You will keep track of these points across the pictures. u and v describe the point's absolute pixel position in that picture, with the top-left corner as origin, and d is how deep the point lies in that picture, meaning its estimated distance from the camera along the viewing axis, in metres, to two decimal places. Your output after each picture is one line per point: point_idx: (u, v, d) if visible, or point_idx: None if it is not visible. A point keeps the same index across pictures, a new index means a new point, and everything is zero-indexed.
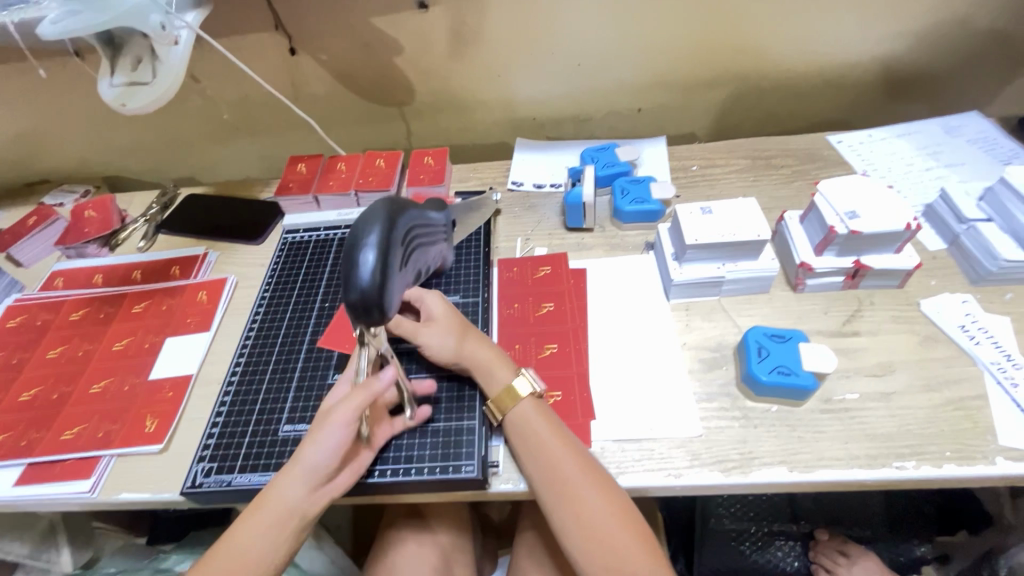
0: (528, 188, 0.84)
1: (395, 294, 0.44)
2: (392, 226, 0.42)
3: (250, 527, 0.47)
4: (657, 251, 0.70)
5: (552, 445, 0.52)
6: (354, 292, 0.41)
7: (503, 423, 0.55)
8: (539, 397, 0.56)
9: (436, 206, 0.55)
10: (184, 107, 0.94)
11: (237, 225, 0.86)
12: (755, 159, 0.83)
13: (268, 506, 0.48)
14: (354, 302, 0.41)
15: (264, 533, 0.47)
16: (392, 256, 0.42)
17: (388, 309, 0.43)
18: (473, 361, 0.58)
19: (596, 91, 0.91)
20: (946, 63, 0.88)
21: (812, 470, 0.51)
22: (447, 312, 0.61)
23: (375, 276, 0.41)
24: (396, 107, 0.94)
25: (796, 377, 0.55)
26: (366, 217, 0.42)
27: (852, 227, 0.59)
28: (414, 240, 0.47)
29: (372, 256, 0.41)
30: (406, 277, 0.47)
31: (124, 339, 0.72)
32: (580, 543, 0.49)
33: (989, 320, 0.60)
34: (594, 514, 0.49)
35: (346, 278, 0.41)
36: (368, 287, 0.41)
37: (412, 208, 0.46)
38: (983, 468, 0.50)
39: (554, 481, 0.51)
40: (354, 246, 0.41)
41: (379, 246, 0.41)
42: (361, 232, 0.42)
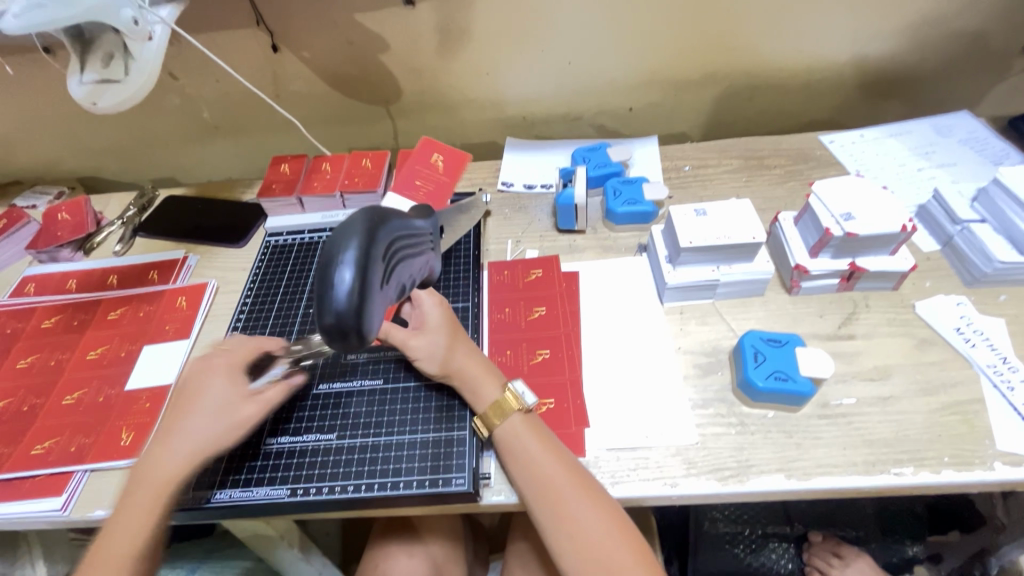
0: (518, 189, 0.82)
1: (376, 313, 0.41)
2: (370, 243, 0.39)
3: (127, 516, 0.48)
4: (651, 253, 0.69)
5: (543, 459, 0.51)
6: (329, 314, 0.38)
7: (493, 437, 0.53)
8: (529, 412, 0.54)
9: (423, 212, 0.52)
10: (162, 106, 0.91)
11: (218, 228, 0.83)
12: (748, 159, 0.82)
13: (139, 488, 0.49)
14: (328, 324, 0.38)
15: (140, 517, 0.48)
16: (371, 274, 0.39)
17: (368, 331, 0.40)
18: (462, 375, 0.55)
19: (587, 91, 0.89)
20: (936, 63, 0.88)
21: (809, 477, 0.50)
22: (437, 317, 0.58)
23: (351, 298, 0.38)
24: (382, 105, 0.91)
25: (793, 383, 0.54)
26: (343, 232, 0.39)
27: (848, 229, 0.58)
28: (397, 254, 0.44)
29: (348, 275, 0.38)
30: (389, 294, 0.44)
31: (99, 347, 0.69)
32: (574, 558, 0.48)
33: (984, 323, 0.59)
34: (589, 529, 0.48)
35: (320, 299, 0.38)
36: (343, 309, 0.38)
37: (394, 219, 0.43)
38: (981, 473, 0.49)
39: (547, 497, 0.49)
40: (329, 264, 0.38)
41: (357, 265, 0.38)
42: (337, 249, 0.39)
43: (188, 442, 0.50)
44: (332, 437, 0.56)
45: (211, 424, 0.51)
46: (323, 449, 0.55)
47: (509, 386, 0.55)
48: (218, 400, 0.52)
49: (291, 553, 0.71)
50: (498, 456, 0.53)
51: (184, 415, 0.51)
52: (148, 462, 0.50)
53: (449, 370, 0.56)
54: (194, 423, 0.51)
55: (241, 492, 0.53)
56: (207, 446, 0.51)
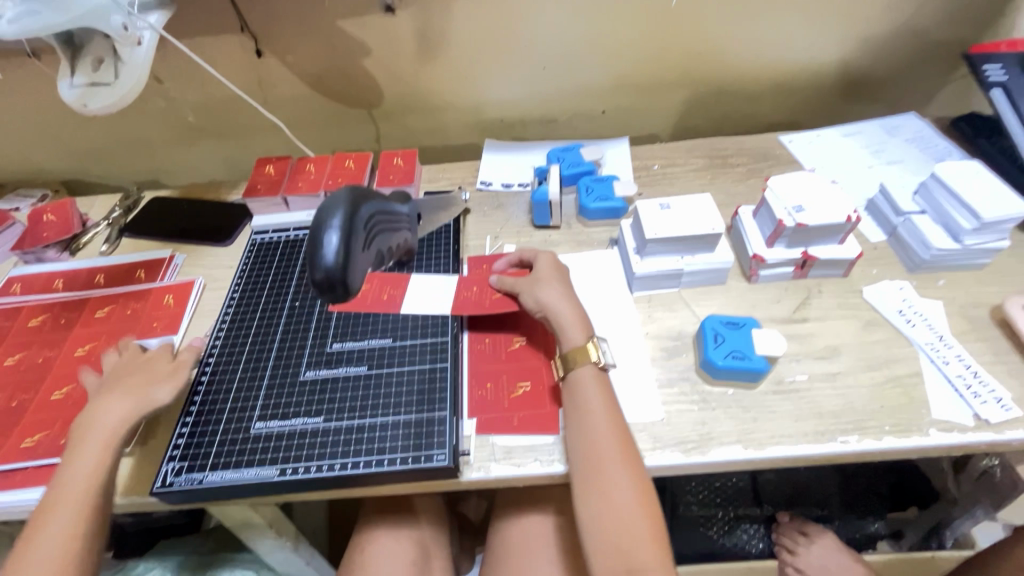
0: (496, 187, 0.86)
1: (360, 274, 0.46)
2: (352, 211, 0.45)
3: (54, 520, 0.51)
4: (621, 246, 0.73)
5: (602, 424, 0.53)
6: (319, 271, 0.44)
7: (564, 380, 0.58)
8: (601, 368, 0.57)
9: (402, 199, 0.58)
10: (147, 110, 0.93)
11: (204, 228, 0.85)
12: (712, 158, 0.87)
13: (60, 497, 0.52)
14: (320, 282, 0.44)
15: (69, 515, 0.51)
16: (355, 238, 0.46)
17: (353, 289, 0.46)
18: (553, 313, 0.61)
19: (561, 94, 0.94)
20: (886, 67, 0.94)
21: (764, 447, 0.55)
22: (546, 270, 0.65)
23: (339, 258, 0.44)
24: (364, 108, 0.95)
25: (749, 361, 0.58)
26: (330, 206, 0.46)
27: (799, 220, 0.63)
28: (377, 226, 0.50)
29: (335, 238, 0.44)
30: (368, 258, 0.49)
31: (86, 344, 0.70)
32: (595, 512, 0.51)
33: (924, 305, 0.64)
34: (621, 496, 0.50)
35: (310, 259, 0.44)
36: (331, 266, 0.43)
37: (373, 197, 0.49)
38: (918, 439, 0.54)
39: (592, 457, 0.52)
40: (317, 231, 0.44)
41: (343, 230, 0.44)
42: (324, 219, 0.45)
43: (95, 442, 0.55)
44: (320, 420, 0.59)
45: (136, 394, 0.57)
46: (312, 431, 0.58)
47: (592, 338, 0.59)
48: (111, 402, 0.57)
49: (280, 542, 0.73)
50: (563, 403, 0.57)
51: (124, 392, 0.58)
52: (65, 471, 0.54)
53: (545, 311, 0.61)
54: (100, 425, 0.56)
55: (231, 473, 0.55)
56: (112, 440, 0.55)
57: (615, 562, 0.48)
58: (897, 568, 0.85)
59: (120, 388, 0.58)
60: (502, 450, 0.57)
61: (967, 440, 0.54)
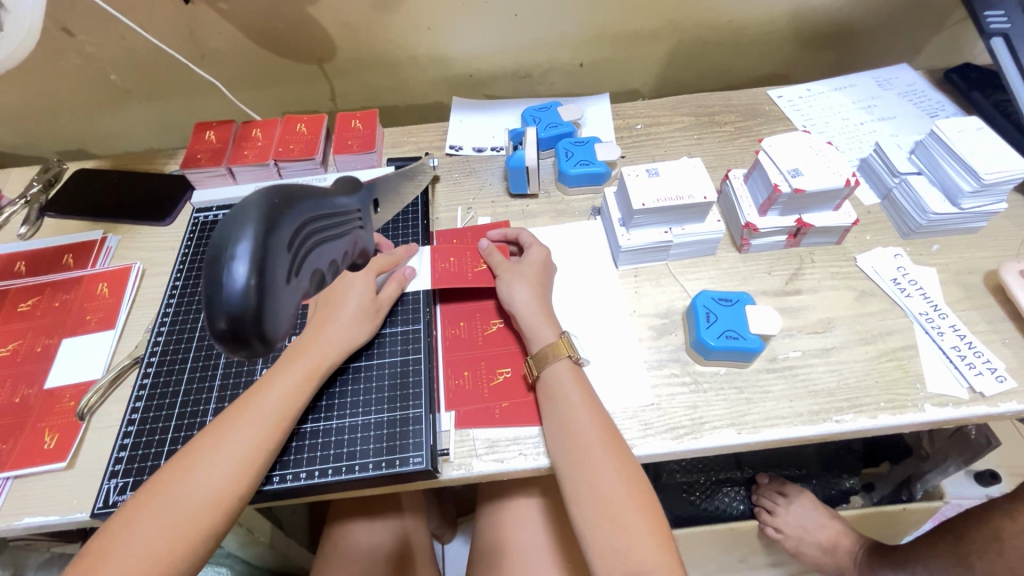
0: (467, 152, 0.79)
1: (286, 312, 0.38)
2: (268, 232, 0.36)
3: (120, 556, 0.42)
4: (605, 217, 0.68)
5: (580, 413, 0.50)
6: (222, 315, 0.35)
7: (538, 379, 0.54)
8: (577, 362, 0.54)
9: (353, 184, 0.49)
10: (59, 68, 0.80)
11: (139, 204, 0.76)
12: (699, 116, 0.81)
13: (146, 528, 0.43)
14: (224, 331, 0.35)
15: (158, 545, 0.43)
16: (272, 266, 0.36)
17: (271, 334, 0.37)
18: (522, 308, 0.57)
19: (536, 46, 0.85)
20: (880, 14, 0.88)
21: (759, 430, 0.52)
22: (532, 265, 0.61)
23: (247, 297, 0.35)
24: (315, 64, 0.84)
25: (743, 340, 0.55)
26: (236, 219, 0.36)
27: (795, 186, 0.58)
28: (308, 238, 0.40)
29: (243, 270, 0.35)
30: (302, 285, 0.40)
31: (10, 343, 0.62)
32: (589, 512, 0.47)
33: (918, 273, 0.62)
34: (609, 488, 0.47)
35: (211, 300, 0.34)
36: (238, 309, 0.35)
37: (304, 200, 0.40)
38: (913, 415, 0.52)
39: (574, 450, 0.49)
40: (219, 258, 0.35)
41: (252, 257, 0.35)
42: (229, 241, 0.35)
43: (231, 460, 0.46)
44: (315, 422, 0.54)
45: (251, 425, 0.48)
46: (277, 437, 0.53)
47: (561, 334, 0.55)
48: (280, 404, 0.50)
49: (238, 529, 0.71)
50: (539, 406, 0.53)
51: (237, 422, 0.48)
52: (153, 489, 0.45)
53: (510, 310, 0.58)
54: (246, 433, 0.48)
55: None
56: (254, 459, 0.47)
57: (615, 565, 0.45)
58: (870, 522, 0.86)
59: (247, 402, 0.49)
60: (484, 445, 0.53)
61: (962, 414, 0.52)
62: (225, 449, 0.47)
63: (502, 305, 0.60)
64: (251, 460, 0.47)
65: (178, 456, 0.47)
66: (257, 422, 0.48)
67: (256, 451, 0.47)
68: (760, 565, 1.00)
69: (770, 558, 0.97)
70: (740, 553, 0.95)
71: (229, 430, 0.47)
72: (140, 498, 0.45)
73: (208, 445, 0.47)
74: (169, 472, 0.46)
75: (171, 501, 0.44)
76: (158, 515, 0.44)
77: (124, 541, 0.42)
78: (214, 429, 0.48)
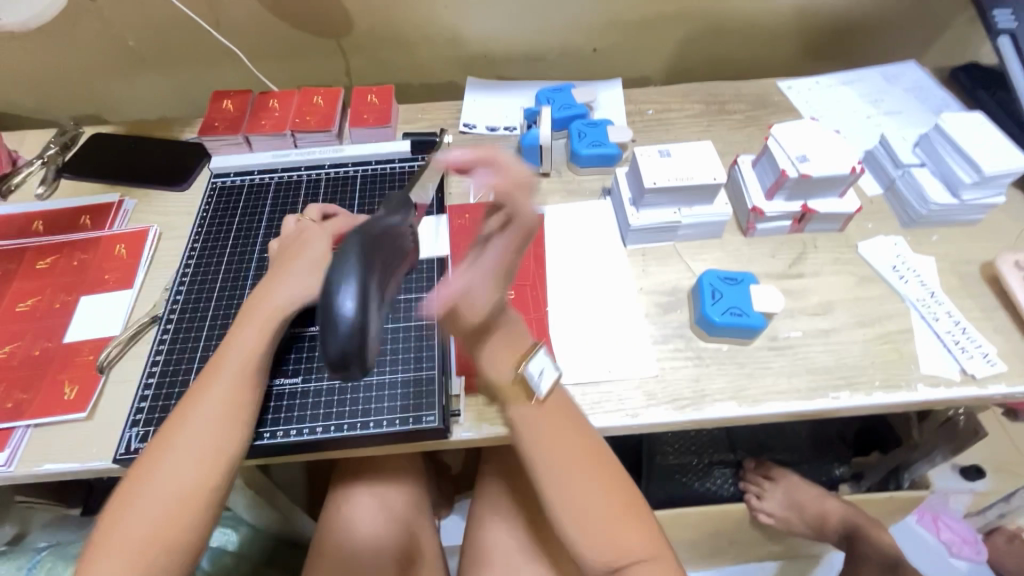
0: (480, 131, 0.80)
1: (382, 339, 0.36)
2: (370, 267, 0.34)
3: (146, 506, 0.44)
4: (615, 197, 0.69)
5: (537, 429, 0.50)
6: (331, 348, 0.32)
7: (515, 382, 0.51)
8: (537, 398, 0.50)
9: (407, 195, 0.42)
10: (79, 31, 0.81)
11: (156, 170, 0.77)
12: (709, 104, 0.82)
13: (170, 481, 0.45)
14: (333, 359, 0.32)
15: (184, 495, 0.45)
16: (373, 299, 0.34)
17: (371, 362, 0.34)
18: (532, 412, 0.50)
19: (551, 29, 0.86)
20: (890, 11, 0.90)
21: (757, 403, 0.54)
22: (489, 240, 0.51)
23: (355, 333, 0.32)
24: (332, 38, 0.85)
25: (746, 317, 0.57)
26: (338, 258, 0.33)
27: (802, 170, 0.60)
28: (399, 264, 0.39)
29: (350, 304, 0.32)
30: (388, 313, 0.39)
31: (28, 299, 0.63)
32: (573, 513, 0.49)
33: (917, 261, 0.64)
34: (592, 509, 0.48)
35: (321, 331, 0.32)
36: (347, 343, 0.32)
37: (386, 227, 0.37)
38: (906, 394, 0.55)
39: (541, 462, 0.49)
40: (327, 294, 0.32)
41: (359, 293, 0.32)
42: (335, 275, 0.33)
43: (247, 415, 0.48)
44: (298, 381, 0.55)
45: (237, 384, 0.49)
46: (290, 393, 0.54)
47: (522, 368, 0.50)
48: None
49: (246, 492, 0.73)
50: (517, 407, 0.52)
51: (243, 382, 0.49)
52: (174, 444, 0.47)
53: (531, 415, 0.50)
54: (258, 388, 0.49)
55: None
56: None
57: (602, 554, 0.47)
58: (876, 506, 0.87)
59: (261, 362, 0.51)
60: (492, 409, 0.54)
61: (953, 394, 0.55)
62: (240, 404, 0.48)
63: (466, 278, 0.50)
64: None
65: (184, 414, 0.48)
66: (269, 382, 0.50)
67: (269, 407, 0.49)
68: (749, 547, 1.03)
69: (760, 540, 1.00)
70: (732, 534, 0.97)
71: (243, 387, 0.49)
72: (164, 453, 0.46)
73: (224, 402, 0.48)
74: (176, 428, 0.47)
75: (196, 453, 0.46)
76: (175, 468, 0.45)
77: (146, 494, 0.44)
78: (214, 388, 0.49)
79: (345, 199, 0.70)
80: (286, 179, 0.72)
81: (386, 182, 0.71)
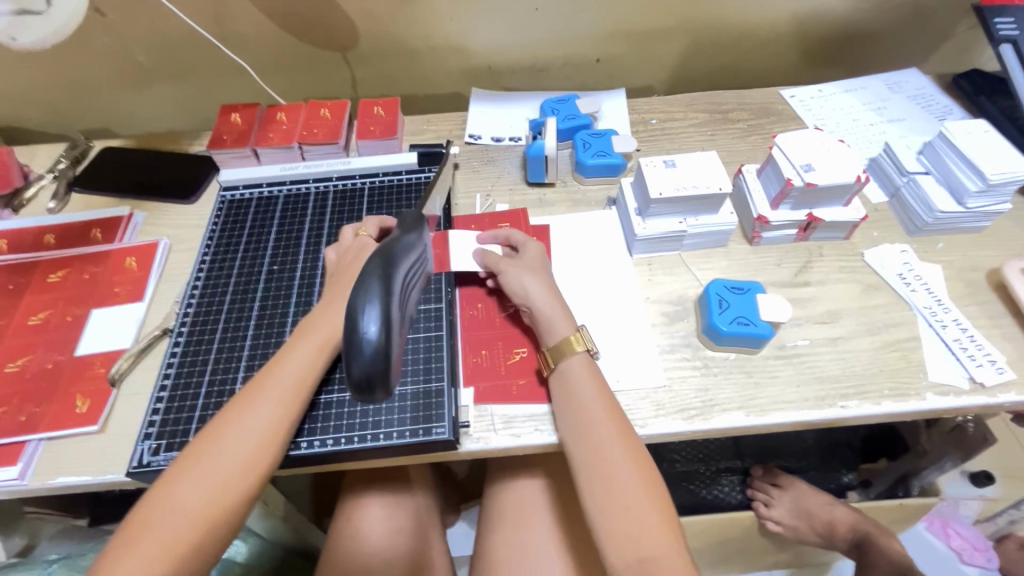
0: (486, 142, 0.81)
1: (397, 358, 0.39)
2: (390, 295, 0.37)
3: (162, 521, 0.44)
4: (620, 207, 0.70)
5: (593, 404, 0.51)
6: (358, 370, 0.36)
7: (553, 372, 0.54)
8: (592, 355, 0.55)
9: (416, 219, 0.45)
10: (90, 47, 0.82)
11: (166, 183, 0.77)
12: (713, 113, 0.83)
13: (184, 497, 0.45)
14: (357, 381, 0.36)
15: (199, 510, 0.45)
16: (393, 325, 0.37)
17: (391, 380, 0.38)
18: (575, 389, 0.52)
19: (555, 40, 0.87)
20: (891, 19, 0.90)
21: (766, 413, 0.54)
22: (529, 256, 0.62)
23: (377, 354, 0.36)
24: (338, 51, 0.86)
25: (753, 326, 0.57)
26: (360, 288, 0.37)
27: (807, 180, 0.61)
28: (409, 283, 0.42)
29: (374, 329, 0.36)
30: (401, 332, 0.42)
31: (40, 312, 0.64)
32: (603, 500, 0.48)
33: (923, 268, 0.64)
34: (627, 493, 0.47)
35: (349, 354, 0.36)
36: (372, 365, 0.36)
37: (397, 254, 0.41)
38: (915, 403, 0.54)
39: (587, 439, 0.50)
40: (351, 320, 0.36)
41: (382, 317, 0.36)
42: (358, 304, 0.37)
43: (260, 429, 0.48)
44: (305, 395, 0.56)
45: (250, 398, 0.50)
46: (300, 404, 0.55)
47: (579, 327, 0.56)
48: (299, 371, 0.52)
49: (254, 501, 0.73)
50: (551, 395, 0.54)
51: (260, 396, 0.50)
52: (189, 458, 0.47)
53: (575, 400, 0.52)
54: (270, 402, 0.50)
55: None
56: (280, 428, 0.49)
57: (626, 549, 0.46)
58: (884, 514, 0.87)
59: (273, 375, 0.51)
60: (501, 420, 0.55)
61: (962, 403, 0.55)
62: (253, 418, 0.49)
63: (508, 295, 0.60)
64: (279, 431, 0.49)
65: (206, 430, 0.49)
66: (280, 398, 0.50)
67: (281, 420, 0.49)
68: (757, 555, 1.02)
69: (769, 549, 0.99)
70: (741, 543, 0.96)
71: (255, 401, 0.50)
72: (179, 467, 0.47)
73: (237, 415, 0.49)
74: (197, 445, 0.48)
75: (211, 468, 0.46)
76: (196, 480, 0.46)
77: (163, 506, 0.45)
78: (237, 403, 0.50)
79: (352, 211, 0.70)
80: (293, 192, 0.73)
81: (393, 194, 0.72)
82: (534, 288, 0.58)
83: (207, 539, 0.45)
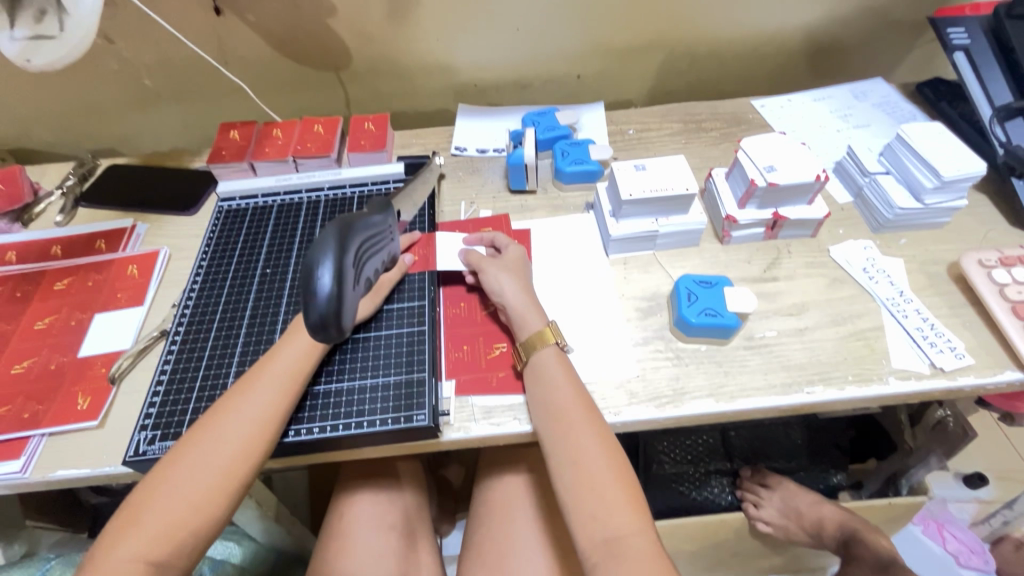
0: (471, 153, 0.85)
1: (351, 310, 0.47)
2: (344, 251, 0.45)
3: (159, 504, 0.47)
4: (597, 211, 0.73)
5: (563, 393, 0.54)
6: (313, 312, 0.44)
7: (526, 366, 0.57)
8: (562, 349, 0.57)
9: (382, 204, 0.54)
10: (100, 72, 0.88)
11: (167, 196, 0.82)
12: (687, 122, 0.87)
13: (181, 481, 0.48)
14: (313, 322, 0.44)
15: (194, 494, 0.47)
16: (346, 278, 0.45)
17: (345, 325, 0.46)
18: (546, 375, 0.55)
19: (537, 58, 0.92)
20: (856, 32, 0.95)
21: (734, 399, 0.57)
22: (511, 257, 0.65)
23: (331, 299, 0.44)
24: (332, 71, 0.91)
25: (721, 317, 0.60)
26: (319, 245, 0.45)
27: (770, 179, 0.64)
28: (365, 251, 0.50)
29: (327, 277, 0.44)
30: (359, 292, 0.51)
31: (46, 317, 0.67)
32: (573, 483, 0.50)
33: (886, 262, 0.67)
34: (596, 475, 0.49)
35: (305, 297, 0.44)
36: (325, 307, 0.44)
37: (359, 225, 0.49)
38: (878, 387, 0.57)
39: (558, 426, 0.52)
40: (309, 270, 0.44)
41: (335, 268, 0.44)
42: (316, 257, 0.44)
43: (253, 418, 0.51)
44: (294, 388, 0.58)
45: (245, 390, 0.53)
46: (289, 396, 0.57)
47: (549, 322, 0.59)
48: (290, 364, 0.55)
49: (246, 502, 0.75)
50: (525, 386, 0.57)
51: (252, 388, 0.53)
52: (186, 445, 0.50)
53: (544, 389, 0.54)
54: (263, 393, 0.52)
55: None
56: (272, 418, 0.52)
57: (594, 531, 0.48)
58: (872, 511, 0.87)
59: (266, 369, 0.54)
60: (481, 410, 0.57)
61: (924, 387, 0.57)
62: (247, 407, 0.51)
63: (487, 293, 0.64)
64: (271, 420, 0.52)
65: (202, 419, 0.52)
66: (272, 389, 0.53)
67: (273, 410, 0.52)
68: (750, 558, 1.02)
69: (761, 552, 1.00)
70: (733, 546, 0.97)
71: (249, 392, 0.52)
72: (176, 454, 0.49)
73: (232, 404, 0.52)
74: (194, 434, 0.51)
75: (206, 455, 0.49)
76: (192, 466, 0.48)
77: (163, 489, 0.47)
78: (232, 394, 0.53)
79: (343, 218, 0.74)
80: (287, 202, 0.77)
81: None
82: (510, 287, 0.61)
83: (202, 522, 0.47)
